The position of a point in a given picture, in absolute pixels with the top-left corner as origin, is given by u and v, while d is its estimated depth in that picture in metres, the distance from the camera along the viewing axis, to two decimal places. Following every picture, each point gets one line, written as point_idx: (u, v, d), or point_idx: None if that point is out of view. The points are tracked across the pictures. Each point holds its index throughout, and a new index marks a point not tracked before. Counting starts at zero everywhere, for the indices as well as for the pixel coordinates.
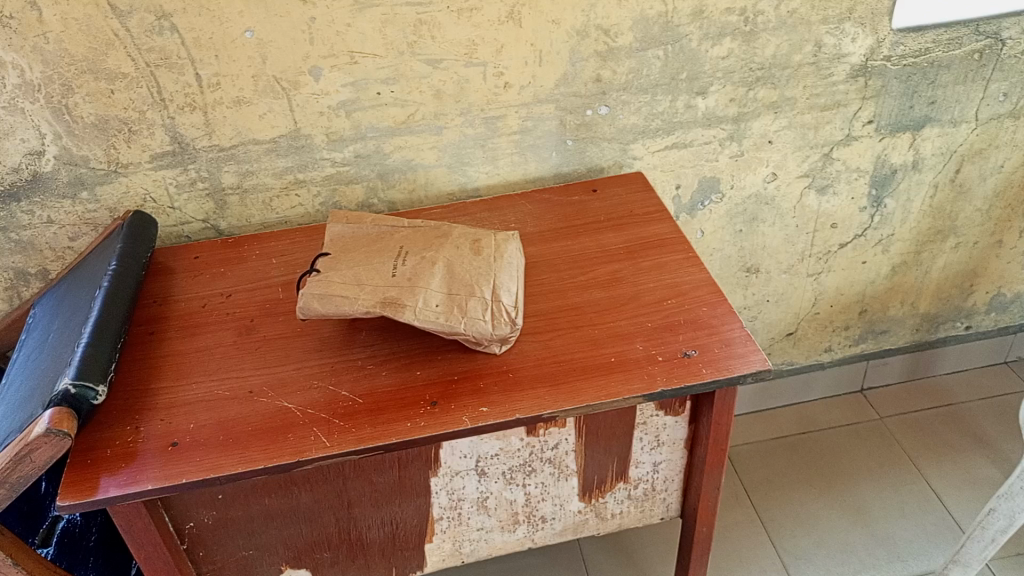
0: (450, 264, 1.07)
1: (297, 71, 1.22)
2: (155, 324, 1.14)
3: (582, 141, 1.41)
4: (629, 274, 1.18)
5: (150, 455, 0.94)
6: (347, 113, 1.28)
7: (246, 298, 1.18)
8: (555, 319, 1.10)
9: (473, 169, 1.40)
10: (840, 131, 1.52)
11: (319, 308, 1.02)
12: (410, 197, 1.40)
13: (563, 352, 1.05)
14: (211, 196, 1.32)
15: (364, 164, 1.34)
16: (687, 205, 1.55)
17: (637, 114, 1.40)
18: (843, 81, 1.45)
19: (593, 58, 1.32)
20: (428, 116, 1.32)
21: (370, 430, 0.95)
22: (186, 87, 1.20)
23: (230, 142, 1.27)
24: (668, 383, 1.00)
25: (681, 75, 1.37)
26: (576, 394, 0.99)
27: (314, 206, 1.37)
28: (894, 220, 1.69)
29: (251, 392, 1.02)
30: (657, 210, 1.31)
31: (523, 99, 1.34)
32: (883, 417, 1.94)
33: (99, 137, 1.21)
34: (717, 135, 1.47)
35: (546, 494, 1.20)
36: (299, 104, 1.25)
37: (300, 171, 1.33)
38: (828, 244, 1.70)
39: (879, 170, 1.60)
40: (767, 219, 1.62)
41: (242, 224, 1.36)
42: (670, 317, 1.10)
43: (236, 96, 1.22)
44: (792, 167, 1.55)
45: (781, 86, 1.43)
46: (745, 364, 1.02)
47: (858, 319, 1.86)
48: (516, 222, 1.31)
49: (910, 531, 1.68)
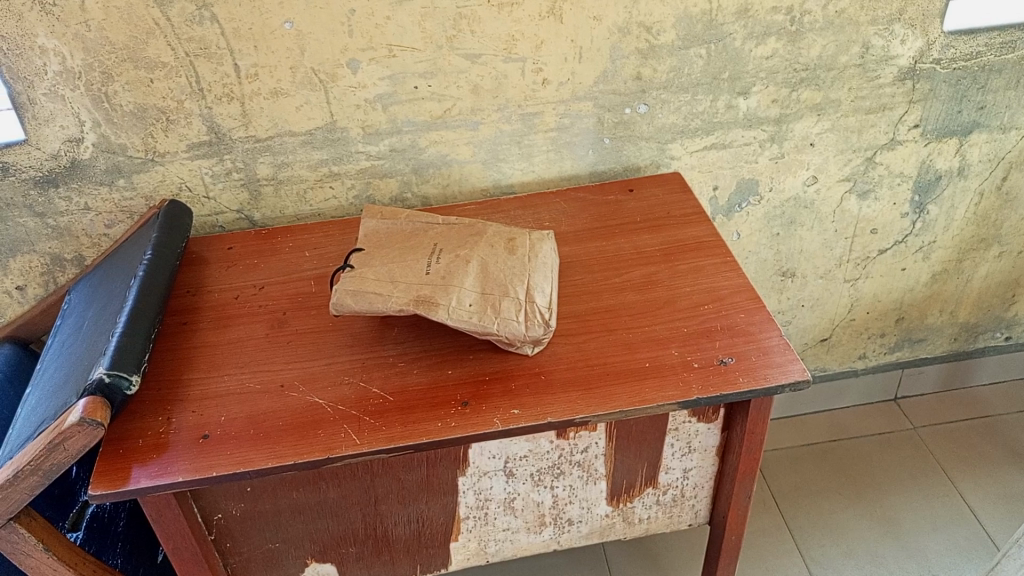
0: (484, 263, 1.06)
1: (335, 63, 1.21)
2: (188, 315, 1.14)
3: (619, 140, 1.39)
4: (665, 277, 1.16)
5: (181, 447, 0.94)
6: (384, 106, 1.27)
7: (278, 290, 1.17)
8: (589, 322, 1.09)
9: (509, 165, 1.38)
10: (885, 134, 1.48)
11: (352, 304, 1.01)
12: (444, 191, 1.39)
13: (597, 355, 1.04)
14: (246, 186, 1.32)
15: (399, 158, 1.33)
16: (724, 206, 1.53)
17: (677, 113, 1.38)
18: (890, 84, 1.42)
19: (633, 56, 1.29)
20: (465, 111, 1.30)
21: (401, 429, 0.95)
22: (225, 78, 1.20)
23: (266, 134, 1.27)
24: (703, 391, 0.98)
25: (723, 75, 1.34)
26: (609, 399, 0.97)
27: (347, 199, 1.36)
28: (936, 227, 1.65)
29: (282, 386, 1.02)
30: (695, 213, 1.29)
31: (561, 96, 1.32)
32: (917, 426, 1.90)
33: (137, 126, 1.22)
34: (758, 136, 1.44)
35: (573, 497, 1.18)
36: (336, 96, 1.25)
37: (335, 164, 1.32)
38: (867, 249, 1.66)
39: (923, 175, 1.56)
40: (806, 222, 1.59)
41: (276, 215, 1.36)
42: (707, 322, 1.08)
43: (274, 87, 1.22)
44: (833, 170, 1.51)
45: (825, 88, 1.40)
46: (783, 374, 1.00)
47: (895, 327, 1.83)
48: (551, 221, 1.29)
49: (943, 546, 1.65)
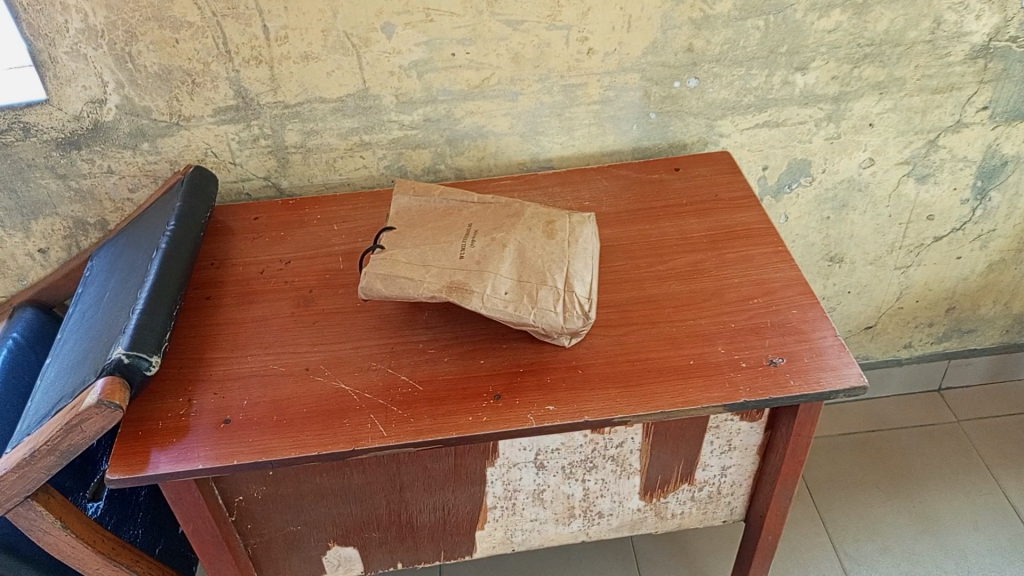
0: (522, 249, 1.00)
1: (369, 27, 1.15)
2: (212, 289, 1.09)
3: (665, 115, 1.31)
4: (712, 266, 1.10)
5: (202, 431, 0.90)
6: (418, 74, 1.21)
7: (306, 266, 1.12)
8: (630, 312, 1.04)
9: (548, 139, 1.31)
10: (950, 116, 1.39)
11: (381, 290, 0.96)
12: (479, 164, 1.33)
13: (638, 349, 0.99)
14: (274, 153, 1.26)
15: (433, 128, 1.27)
16: (774, 186, 1.45)
17: (728, 88, 1.29)
18: (960, 62, 1.32)
19: (686, 26, 1.21)
20: (504, 80, 1.23)
21: (430, 422, 0.90)
22: (253, 40, 1.14)
23: (295, 99, 1.21)
24: (750, 393, 0.93)
25: (781, 48, 1.26)
26: (650, 399, 0.92)
27: (379, 169, 1.31)
28: (997, 215, 1.56)
29: (307, 369, 0.97)
30: (744, 196, 1.22)
31: (607, 67, 1.24)
32: (961, 419, 1.83)
33: (162, 88, 1.16)
34: (814, 115, 1.35)
35: (605, 490, 1.14)
36: (369, 62, 1.18)
37: (367, 133, 1.26)
38: (921, 236, 1.58)
39: (988, 160, 1.47)
40: (858, 206, 1.50)
41: (303, 184, 1.31)
42: (755, 318, 1.02)
43: (305, 51, 1.16)
44: (891, 152, 1.43)
45: (890, 64, 1.30)
46: (837, 379, 0.94)
47: (944, 316, 1.75)
48: (591, 200, 1.23)
49: (983, 547, 1.59)
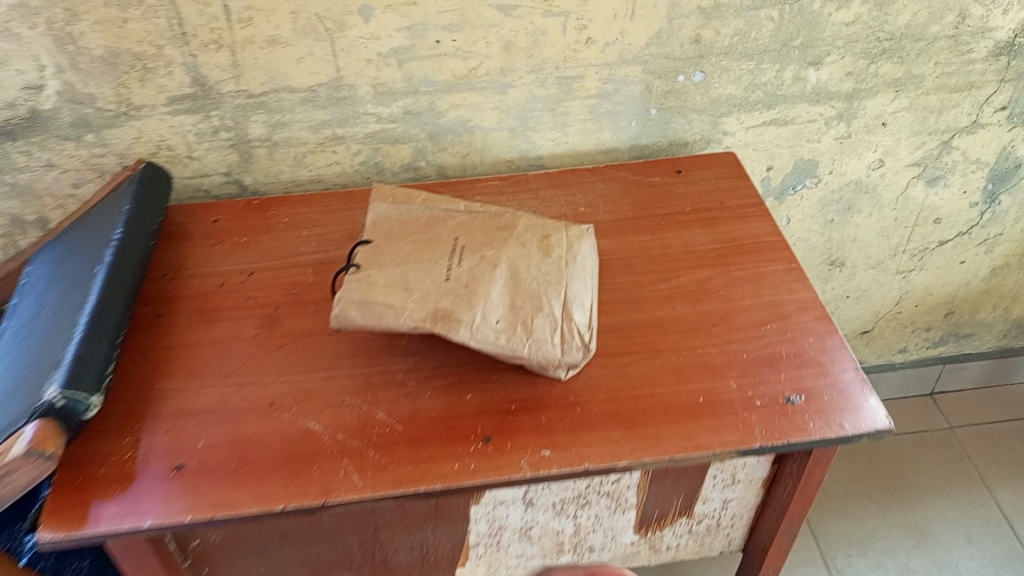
0: (515, 268, 0.90)
1: (344, 10, 1.02)
2: (165, 305, 0.97)
3: (667, 111, 1.21)
4: (721, 284, 1.01)
5: (151, 480, 0.79)
6: (399, 62, 1.08)
7: (271, 280, 1.01)
8: (632, 339, 0.94)
9: (539, 135, 1.20)
10: (967, 116, 1.30)
11: (357, 318, 0.84)
12: (463, 161, 1.22)
13: (641, 383, 0.90)
14: (236, 147, 1.14)
15: (414, 122, 1.16)
16: (778, 188, 1.35)
17: (736, 83, 1.19)
18: (981, 60, 1.23)
19: (694, 16, 1.10)
20: (493, 71, 1.12)
21: (411, 470, 0.80)
22: (213, 21, 1.00)
23: (260, 89, 1.08)
24: (766, 437, 0.84)
25: (795, 42, 1.15)
26: (657, 443, 0.84)
27: (353, 165, 1.19)
28: (1005, 219, 1.49)
29: (271, 405, 0.86)
30: (752, 204, 1.12)
31: (606, 58, 1.13)
32: (953, 426, 1.78)
33: (109, 74, 1.03)
34: (825, 113, 1.26)
35: (597, 525, 1.05)
36: (343, 48, 1.06)
37: (340, 126, 1.14)
38: (926, 240, 1.50)
39: (1001, 163, 1.39)
40: (864, 209, 1.42)
41: (269, 180, 1.19)
42: (769, 347, 0.93)
43: (271, 35, 1.03)
44: (902, 154, 1.34)
45: (909, 60, 1.21)
46: (860, 421, 0.86)
47: (942, 321, 1.68)
48: (586, 206, 1.12)
49: (977, 562, 1.55)
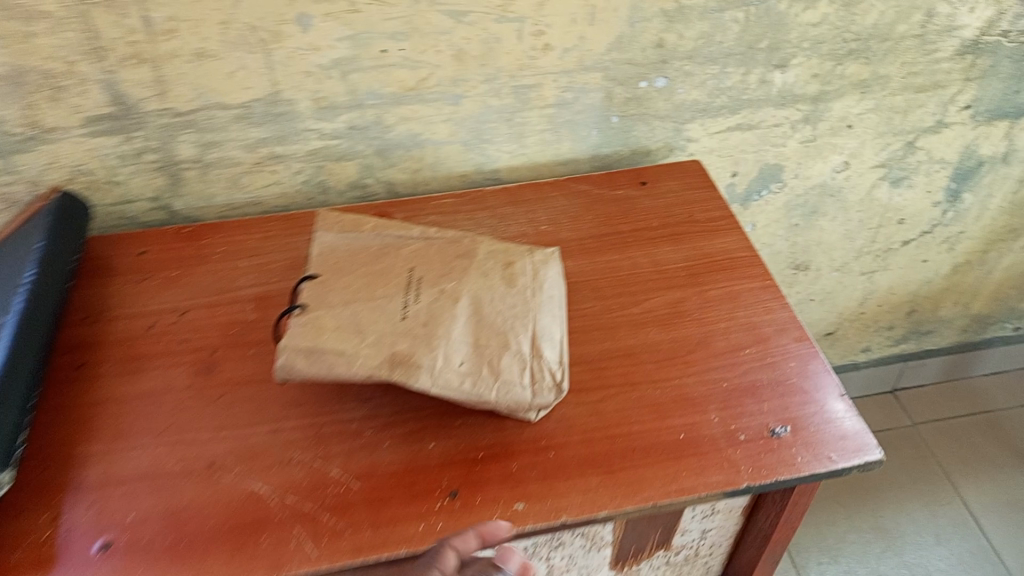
0: (477, 302, 0.83)
1: (279, 18, 0.93)
2: (87, 353, 0.89)
3: (628, 118, 1.14)
4: (694, 305, 0.96)
5: (74, 562, 0.70)
6: (341, 74, 1.00)
7: (206, 319, 0.93)
8: (605, 372, 0.88)
9: (494, 147, 1.13)
10: (932, 116, 1.27)
11: (304, 368, 0.76)
12: (414, 177, 1.14)
13: (617, 420, 0.83)
14: (164, 170, 1.04)
15: (360, 137, 1.07)
16: (742, 194, 1.31)
17: (700, 88, 1.13)
18: (947, 59, 1.19)
19: (657, 19, 1.04)
20: (444, 81, 1.04)
21: (371, 535, 0.72)
22: (131, 33, 0.90)
23: (188, 106, 0.98)
24: (753, 475, 0.79)
25: (760, 44, 1.10)
26: (639, 489, 0.77)
27: (294, 184, 1.10)
28: (967, 217, 1.47)
29: (211, 465, 0.77)
30: (721, 217, 1.07)
31: (565, 66, 1.06)
32: (917, 423, 1.78)
33: (14, 94, 0.92)
34: (791, 117, 1.21)
35: (572, 564, 1.00)
36: (279, 60, 0.97)
37: (278, 143, 1.05)
38: (890, 240, 1.47)
39: (965, 162, 1.36)
40: (828, 212, 1.38)
41: (202, 204, 1.09)
42: (749, 374, 0.88)
43: (198, 48, 0.93)
44: (868, 155, 1.30)
45: (875, 61, 1.16)
46: (849, 452, 0.81)
47: (904, 319, 1.67)
48: (548, 223, 1.06)
49: (946, 563, 1.53)
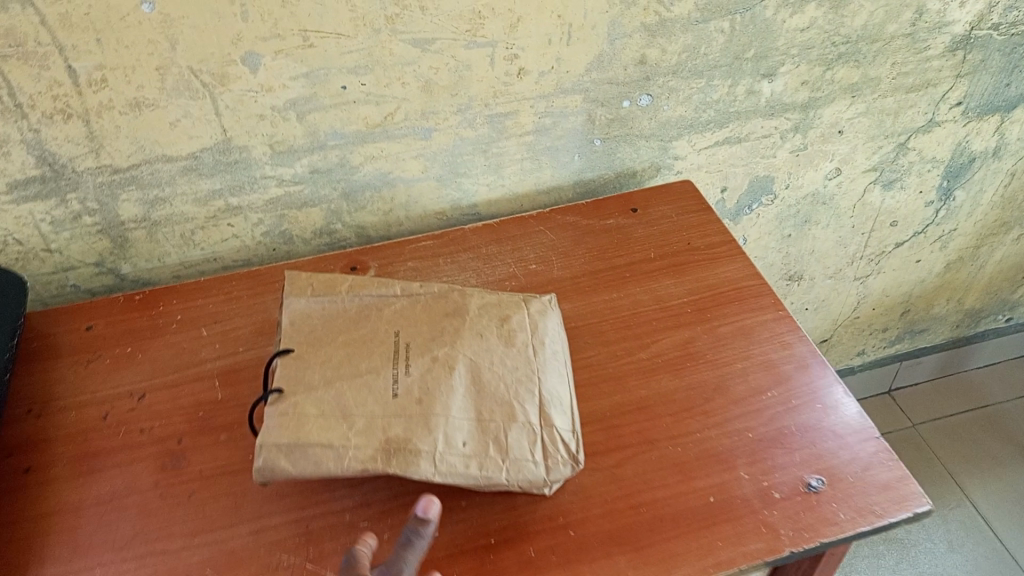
0: (475, 368, 0.75)
1: (224, 60, 0.83)
2: (35, 454, 0.78)
3: (612, 140, 1.06)
4: (705, 343, 0.88)
5: None
6: (299, 115, 0.90)
7: (167, 403, 0.83)
8: (618, 429, 0.80)
9: (471, 181, 1.04)
10: (923, 116, 1.21)
11: (288, 467, 0.68)
12: (385, 219, 1.05)
13: (639, 486, 0.75)
14: (106, 232, 0.93)
15: (323, 181, 0.97)
16: (733, 209, 1.24)
17: (686, 104, 1.06)
18: (938, 56, 1.13)
19: (638, 34, 0.96)
20: (412, 115, 0.94)
21: None
22: (55, 87, 0.80)
23: (128, 161, 0.88)
24: (794, 540, 0.71)
25: (747, 53, 1.03)
26: (671, 567, 0.69)
27: (254, 237, 1.00)
28: (959, 215, 1.41)
29: None
30: (723, 243, 1.01)
31: (542, 89, 0.97)
32: (917, 424, 1.74)
33: None
34: (780, 126, 1.14)
35: None
36: (228, 105, 0.87)
37: (233, 195, 0.95)
38: (883, 243, 1.42)
39: (956, 159, 1.31)
40: (821, 220, 1.32)
41: (152, 265, 0.99)
42: (775, 421, 0.81)
43: (134, 97, 0.83)
44: (859, 160, 1.24)
45: (865, 64, 1.10)
46: (894, 503, 0.74)
47: (898, 320, 1.62)
48: (538, 262, 0.98)
49: (963, 570, 1.49)
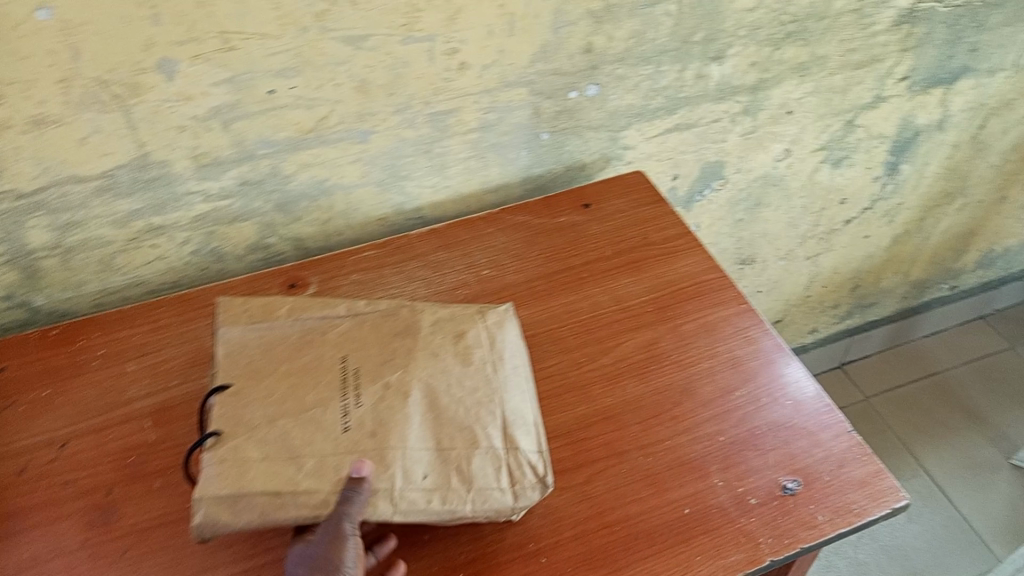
0: (432, 393, 0.69)
1: (135, 68, 0.75)
2: None
3: (560, 133, 1.02)
4: (669, 343, 0.85)
5: None
6: (223, 124, 0.82)
7: (93, 449, 0.75)
8: (585, 442, 0.76)
9: (414, 184, 0.98)
10: (870, 92, 1.19)
11: (231, 521, 0.61)
12: (324, 228, 0.98)
13: (611, 501, 0.71)
14: (13, 263, 0.85)
15: (255, 193, 0.90)
16: (685, 196, 1.21)
17: (634, 92, 1.02)
18: (884, 31, 1.10)
19: (584, 21, 0.90)
20: (348, 118, 0.88)
21: None
22: None
23: (33, 185, 0.79)
24: (775, 548, 0.68)
25: (695, 37, 0.98)
26: None
27: (181, 257, 0.93)
28: (905, 188, 1.41)
29: None
30: (679, 236, 0.97)
31: (485, 84, 0.92)
32: (869, 396, 1.76)
33: None
34: (730, 110, 1.11)
35: None
36: (143, 117, 0.79)
37: (155, 213, 0.87)
38: (833, 222, 1.41)
39: (902, 134, 1.30)
40: (772, 202, 1.30)
41: (70, 294, 0.90)
42: (746, 422, 0.77)
43: (35, 114, 0.74)
44: (809, 140, 1.22)
45: (813, 42, 1.07)
46: (871, 500, 0.71)
47: (848, 296, 1.62)
48: (489, 266, 0.93)
49: (923, 540, 1.51)
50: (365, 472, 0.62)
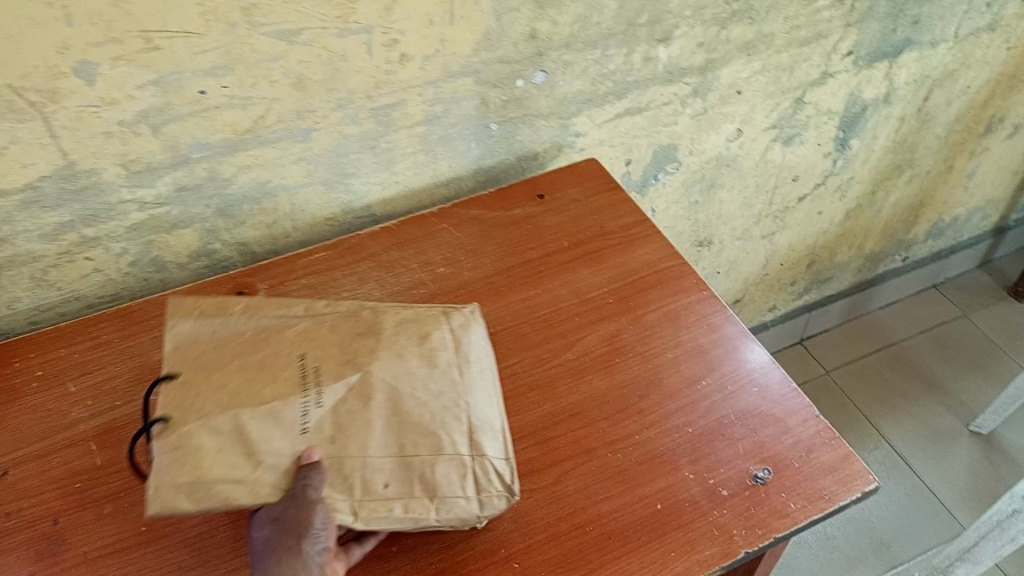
0: (395, 396, 0.66)
1: (52, 73, 0.71)
2: None
3: (509, 123, 0.99)
4: (632, 335, 0.83)
5: None
6: (153, 128, 0.78)
7: (36, 477, 0.71)
8: (551, 442, 0.74)
9: (361, 181, 0.95)
10: (817, 68, 1.19)
11: (190, 508, 0.60)
12: (270, 232, 0.94)
13: (581, 502, 0.69)
14: None
15: (193, 199, 0.86)
16: (639, 181, 1.20)
17: (583, 77, 1.00)
18: (828, 6, 1.10)
19: (526, 7, 0.88)
20: (286, 116, 0.84)
21: None
22: None
23: None
24: (749, 541, 0.67)
25: (640, 19, 0.97)
26: None
27: (119, 268, 0.89)
28: (856, 163, 1.42)
29: None
30: (637, 224, 0.95)
31: (428, 76, 0.89)
32: (829, 369, 1.78)
33: None
34: (679, 92, 1.10)
35: None
36: (65, 125, 0.74)
37: (87, 225, 0.83)
38: (787, 199, 1.41)
39: (850, 109, 1.30)
40: (726, 183, 1.30)
41: (1, 313, 0.86)
42: (714, 412, 0.76)
43: None
44: (759, 119, 1.21)
45: (758, 20, 1.06)
46: (841, 485, 0.71)
47: (805, 272, 1.63)
48: (445, 264, 0.90)
49: (889, 511, 1.53)
50: (318, 454, 0.62)
